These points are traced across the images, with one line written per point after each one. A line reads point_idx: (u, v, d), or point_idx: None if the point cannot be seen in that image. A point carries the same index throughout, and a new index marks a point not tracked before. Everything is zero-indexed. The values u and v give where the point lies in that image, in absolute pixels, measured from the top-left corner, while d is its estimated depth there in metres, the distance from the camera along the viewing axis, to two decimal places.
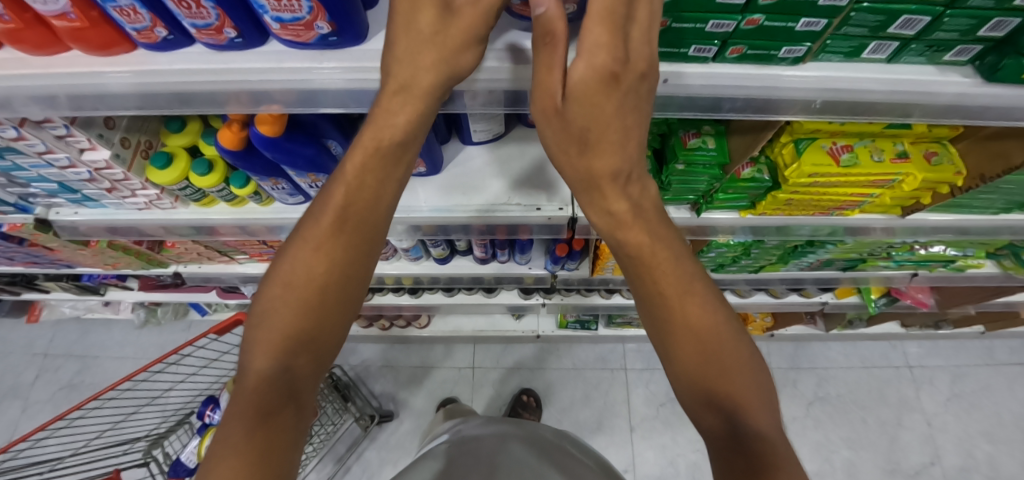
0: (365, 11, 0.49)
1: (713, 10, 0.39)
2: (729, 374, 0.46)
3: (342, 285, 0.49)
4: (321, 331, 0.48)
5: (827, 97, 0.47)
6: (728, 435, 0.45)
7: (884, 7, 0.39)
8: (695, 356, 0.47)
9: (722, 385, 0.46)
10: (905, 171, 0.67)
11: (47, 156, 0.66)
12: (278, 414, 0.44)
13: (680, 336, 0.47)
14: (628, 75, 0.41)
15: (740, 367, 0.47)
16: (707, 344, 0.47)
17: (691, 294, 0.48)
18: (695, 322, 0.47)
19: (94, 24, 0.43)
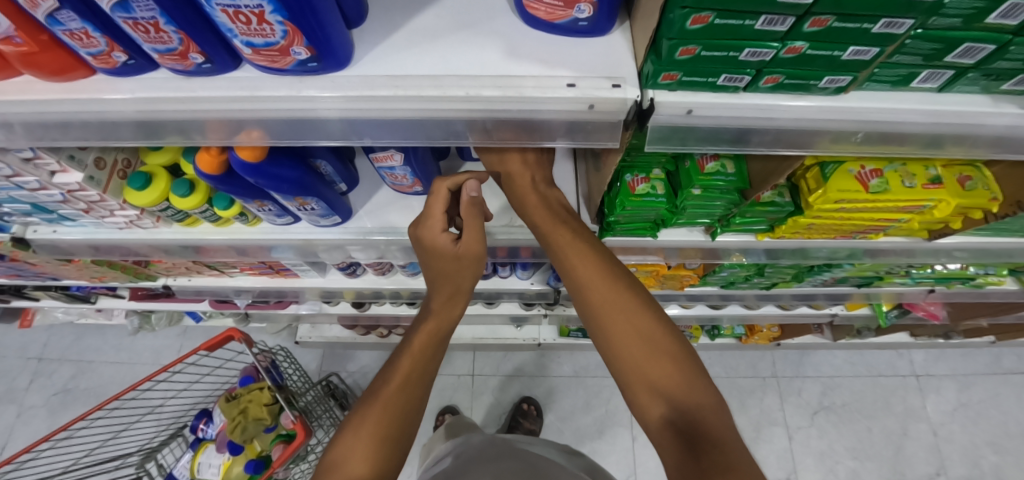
0: (351, 30, 0.44)
1: (748, 37, 0.33)
2: (663, 370, 0.50)
3: (438, 351, 0.61)
4: (408, 404, 0.55)
5: (868, 129, 0.44)
6: (670, 424, 0.47)
7: (943, 35, 0.35)
8: (638, 349, 0.51)
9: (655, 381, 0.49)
10: (937, 197, 0.62)
11: (15, 179, 0.61)
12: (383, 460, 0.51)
13: (612, 338, 0.52)
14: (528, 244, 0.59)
15: (670, 363, 0.50)
16: (640, 340, 0.51)
17: (624, 301, 0.53)
18: (630, 324, 0.52)
19: (46, 48, 0.38)
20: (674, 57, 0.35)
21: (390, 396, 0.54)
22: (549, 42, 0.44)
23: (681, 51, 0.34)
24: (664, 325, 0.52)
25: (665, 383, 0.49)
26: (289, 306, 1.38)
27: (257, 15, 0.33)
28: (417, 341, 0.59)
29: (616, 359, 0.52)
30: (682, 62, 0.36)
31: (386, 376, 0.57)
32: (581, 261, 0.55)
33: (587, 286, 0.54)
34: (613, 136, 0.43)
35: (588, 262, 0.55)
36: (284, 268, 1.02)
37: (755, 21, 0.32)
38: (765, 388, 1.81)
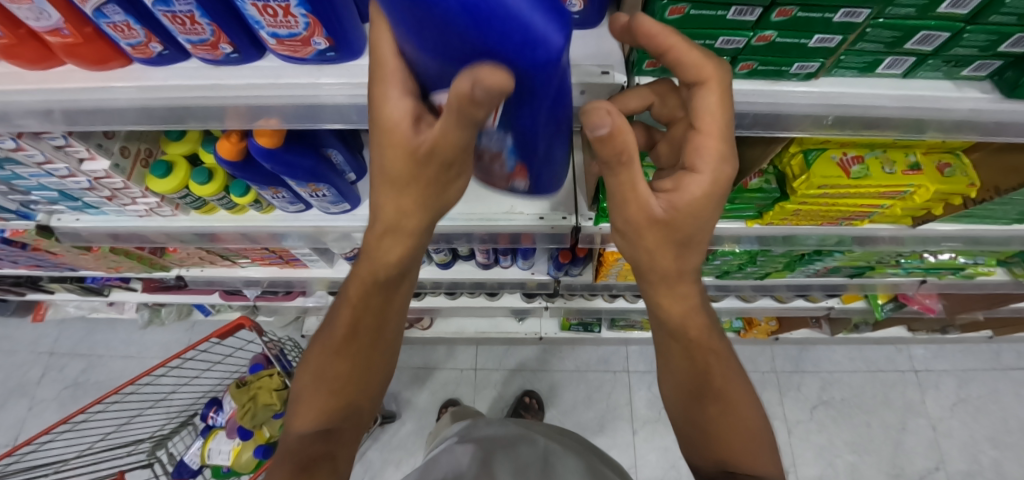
0: (364, 24, 0.48)
1: (722, 27, 0.37)
2: (738, 420, 0.52)
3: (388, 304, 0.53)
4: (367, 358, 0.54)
5: (837, 113, 0.46)
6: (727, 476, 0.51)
7: (902, 23, 0.38)
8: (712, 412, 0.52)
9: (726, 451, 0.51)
10: (916, 182, 0.66)
11: (46, 166, 0.66)
12: (327, 436, 0.52)
13: (692, 388, 0.53)
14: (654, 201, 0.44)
15: (744, 415, 0.52)
16: (716, 393, 0.52)
17: (710, 348, 0.53)
18: (717, 382, 0.53)
19: (88, 40, 0.43)
20: (665, 16, 0.36)
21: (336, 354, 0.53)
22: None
23: (671, 11, 0.36)
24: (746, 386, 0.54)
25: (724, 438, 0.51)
26: (297, 297, 1.42)
27: (284, 9, 0.37)
28: (354, 291, 0.52)
29: (692, 412, 0.53)
30: (674, 21, 0.37)
31: (331, 332, 0.54)
32: (682, 306, 0.52)
33: (684, 333, 0.53)
34: None
35: (689, 308, 0.52)
36: (294, 258, 1.06)
37: (727, 12, 0.36)
38: (764, 382, 1.84)
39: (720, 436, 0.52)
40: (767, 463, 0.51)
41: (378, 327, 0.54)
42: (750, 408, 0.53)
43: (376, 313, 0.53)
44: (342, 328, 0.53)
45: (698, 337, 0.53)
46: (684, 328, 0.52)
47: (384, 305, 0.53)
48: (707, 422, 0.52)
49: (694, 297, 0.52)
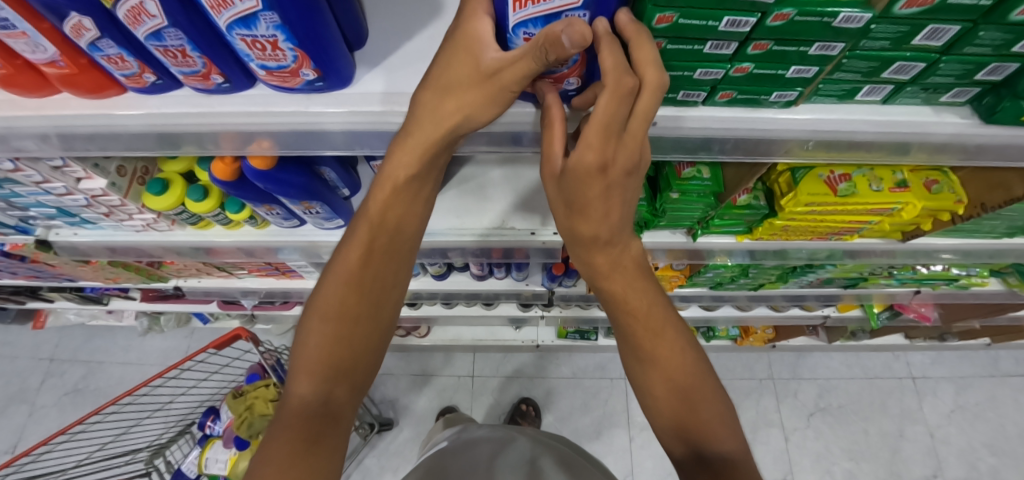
0: (353, 52, 0.49)
1: (701, 59, 0.38)
2: (702, 403, 0.48)
3: (387, 283, 0.52)
4: (363, 345, 0.50)
5: (819, 138, 0.47)
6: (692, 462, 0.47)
7: (878, 54, 0.39)
8: (666, 392, 0.49)
9: (695, 423, 0.48)
10: (903, 200, 0.66)
11: (44, 185, 0.68)
12: (322, 430, 0.45)
13: (651, 371, 0.50)
14: (614, 169, 0.40)
15: (708, 399, 0.49)
16: (678, 375, 0.49)
17: (665, 330, 0.51)
18: (670, 365, 0.50)
19: (84, 70, 0.44)
20: (653, 26, 0.34)
21: (327, 339, 0.49)
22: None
23: (659, 19, 0.33)
24: (708, 370, 0.51)
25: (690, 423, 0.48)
26: (294, 306, 1.43)
27: (272, 43, 0.38)
28: (347, 271, 0.50)
29: (654, 395, 0.50)
30: (663, 31, 0.34)
31: (319, 315, 0.49)
32: (625, 288, 0.50)
33: (632, 317, 0.51)
34: None
35: (638, 290, 0.51)
36: (290, 269, 1.07)
37: (704, 46, 0.36)
38: (761, 390, 1.84)
39: (685, 420, 0.48)
40: (738, 449, 0.47)
41: (375, 308, 0.51)
42: (713, 390, 0.50)
43: (370, 294, 0.51)
44: (334, 308, 0.49)
45: (647, 320, 0.51)
46: (630, 311, 0.51)
47: (388, 278, 0.52)
48: (669, 406, 0.49)
49: (637, 279, 0.51)
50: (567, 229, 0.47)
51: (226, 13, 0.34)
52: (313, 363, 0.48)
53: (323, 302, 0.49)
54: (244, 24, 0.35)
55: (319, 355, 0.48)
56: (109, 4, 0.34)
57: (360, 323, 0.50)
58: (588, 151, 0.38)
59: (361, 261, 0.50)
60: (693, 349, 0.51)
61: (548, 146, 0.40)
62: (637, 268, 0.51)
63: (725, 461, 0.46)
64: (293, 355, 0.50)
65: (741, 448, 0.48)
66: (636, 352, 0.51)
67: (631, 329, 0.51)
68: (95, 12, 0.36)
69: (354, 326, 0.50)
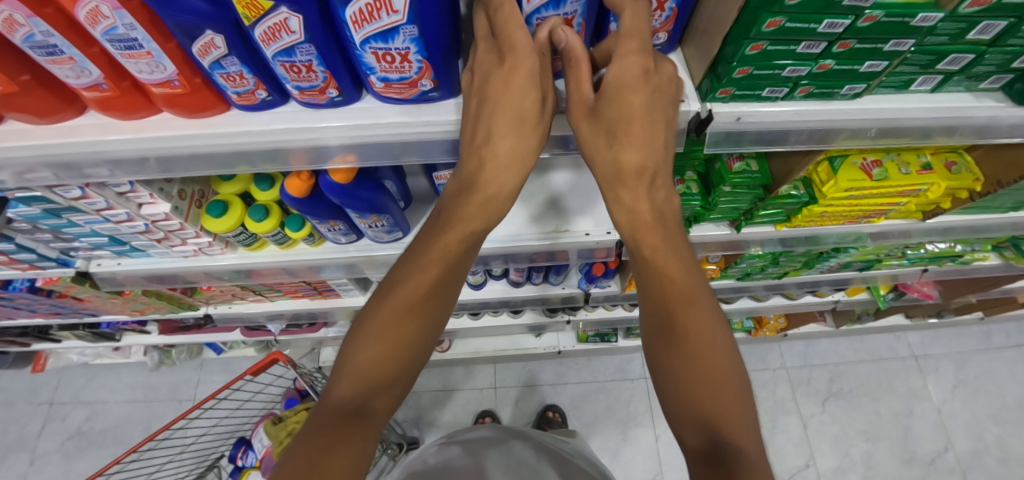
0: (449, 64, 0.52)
1: (791, 58, 0.43)
2: (717, 386, 0.44)
3: (442, 301, 0.51)
4: (409, 362, 0.50)
5: (880, 125, 0.52)
6: (708, 453, 0.41)
7: (936, 48, 0.44)
8: (683, 363, 0.45)
9: (711, 406, 0.43)
10: (930, 181, 0.72)
11: (105, 212, 0.67)
12: (346, 436, 0.44)
13: (666, 337, 0.47)
14: (654, 76, 0.45)
15: (732, 387, 0.44)
16: (699, 351, 0.45)
17: (695, 295, 0.48)
18: (702, 338, 0.46)
19: (194, 90, 0.45)
20: (763, 30, 0.39)
21: (376, 342, 0.48)
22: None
23: (770, 24, 0.38)
24: (736, 357, 0.46)
25: (712, 408, 0.43)
26: (320, 328, 1.42)
27: (402, 56, 0.40)
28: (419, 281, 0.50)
29: (671, 366, 0.46)
30: (769, 34, 0.39)
31: (377, 319, 0.49)
32: (661, 243, 0.50)
33: (664, 274, 0.49)
34: (680, 143, 0.51)
35: (671, 249, 0.50)
36: (328, 288, 1.07)
37: (798, 46, 0.41)
38: (776, 379, 1.89)
39: (702, 403, 0.43)
40: (755, 450, 0.41)
41: (427, 326, 0.51)
42: (738, 379, 0.45)
43: (428, 314, 0.50)
44: (389, 312, 0.49)
45: (684, 286, 0.48)
46: (658, 263, 0.49)
47: (444, 298, 0.51)
48: (683, 385, 0.45)
49: (675, 238, 0.50)
50: (608, 162, 0.48)
51: (367, 27, 0.37)
52: (360, 372, 0.47)
53: (382, 305, 0.50)
54: (382, 37, 0.38)
55: (369, 358, 0.48)
56: (251, 24, 0.36)
57: (411, 334, 0.49)
58: (630, 63, 0.44)
59: (432, 279, 0.50)
60: (725, 329, 0.47)
61: (577, 85, 0.46)
62: (671, 229, 0.51)
63: (734, 452, 0.40)
64: (341, 353, 0.50)
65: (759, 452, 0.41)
66: (663, 313, 0.48)
67: (669, 299, 0.48)
68: (228, 27, 0.38)
69: (402, 337, 0.49)
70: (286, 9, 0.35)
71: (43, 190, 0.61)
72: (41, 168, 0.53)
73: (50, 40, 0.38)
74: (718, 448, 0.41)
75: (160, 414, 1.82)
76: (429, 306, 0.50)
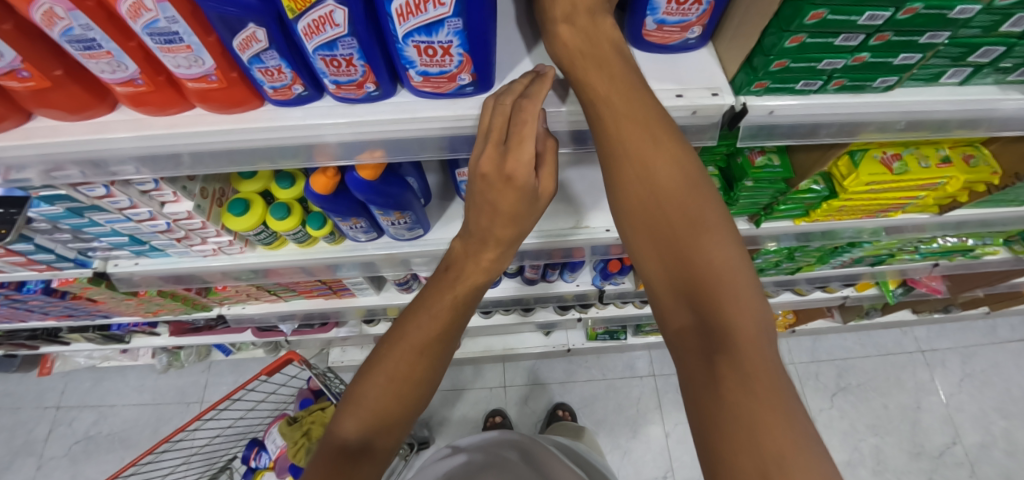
0: None
1: (829, 51, 0.43)
2: (699, 258, 0.36)
3: (455, 332, 0.52)
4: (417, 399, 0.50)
5: (910, 118, 0.53)
6: (694, 332, 0.36)
7: (969, 41, 0.45)
8: (649, 233, 0.39)
9: (689, 269, 0.36)
10: (949, 174, 0.72)
11: (127, 211, 0.67)
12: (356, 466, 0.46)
13: (637, 207, 0.40)
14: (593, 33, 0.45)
15: (714, 241, 0.36)
16: (670, 211, 0.38)
17: (660, 147, 0.40)
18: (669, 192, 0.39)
19: (231, 85, 0.45)
20: (804, 22, 0.39)
21: (386, 375, 0.49)
22: (654, 60, 0.51)
23: (811, 16, 0.38)
24: (722, 213, 0.38)
25: (690, 272, 0.36)
26: (332, 328, 1.42)
27: (444, 49, 0.40)
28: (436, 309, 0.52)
29: (648, 251, 0.39)
30: (810, 26, 0.40)
31: (389, 351, 0.51)
32: (607, 87, 0.43)
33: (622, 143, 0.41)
34: (714, 135, 0.52)
35: (636, 123, 0.41)
36: (343, 287, 1.07)
37: (835, 39, 0.42)
38: None
39: (680, 260, 0.37)
40: (749, 324, 0.34)
41: (436, 358, 0.51)
42: (725, 232, 0.37)
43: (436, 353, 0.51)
44: (397, 347, 0.50)
45: (634, 126, 0.41)
46: (612, 130, 0.42)
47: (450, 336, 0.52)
48: (654, 255, 0.39)
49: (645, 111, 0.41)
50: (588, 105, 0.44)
51: (412, 20, 0.37)
52: (363, 410, 0.48)
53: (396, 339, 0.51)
54: (425, 31, 0.38)
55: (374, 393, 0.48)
56: (294, 17, 0.36)
57: (424, 373, 0.50)
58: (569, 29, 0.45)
59: (445, 312, 0.51)
60: (706, 186, 0.39)
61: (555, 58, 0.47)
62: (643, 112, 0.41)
63: (723, 332, 0.34)
64: (353, 384, 0.51)
65: (754, 324, 0.34)
66: (637, 199, 0.40)
67: (623, 147, 0.41)
68: (271, 20, 0.38)
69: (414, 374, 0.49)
70: (332, 2, 0.35)
71: (67, 189, 0.60)
72: (68, 166, 0.53)
73: (89, 34, 0.38)
74: (703, 323, 0.35)
75: (169, 417, 1.82)
76: (440, 346, 0.51)
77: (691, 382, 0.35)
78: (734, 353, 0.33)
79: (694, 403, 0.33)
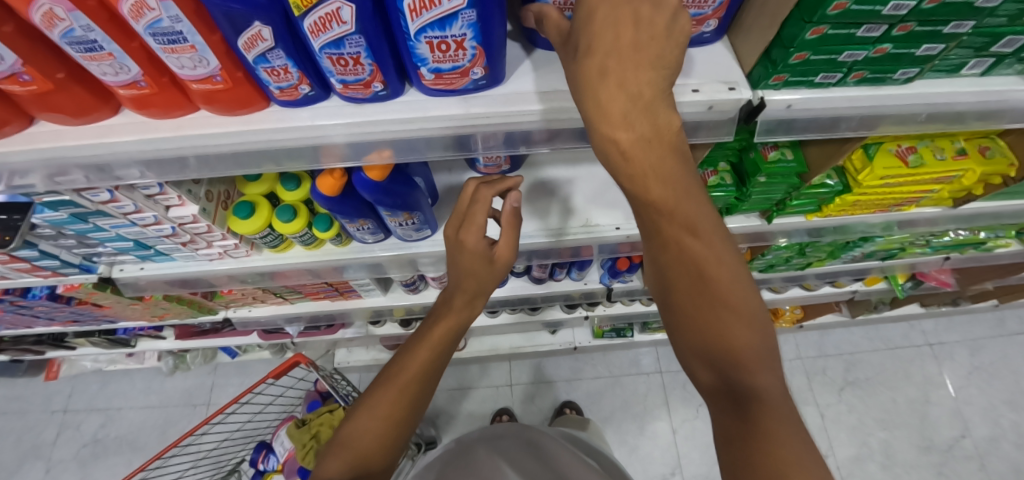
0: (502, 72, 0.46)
1: (851, 43, 0.42)
2: (732, 338, 0.38)
3: (439, 364, 0.65)
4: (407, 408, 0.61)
5: (931, 110, 0.52)
6: (724, 394, 0.38)
7: (994, 30, 0.43)
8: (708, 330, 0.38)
9: (715, 336, 0.38)
10: (965, 166, 0.71)
11: (132, 215, 0.66)
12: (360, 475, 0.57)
13: (684, 294, 0.39)
14: None
15: (740, 311, 0.38)
16: (705, 288, 0.39)
17: (731, 277, 0.39)
18: (731, 303, 0.38)
19: (236, 85, 0.44)
20: (826, 13, 0.38)
21: (395, 391, 0.61)
22: None
23: (834, 7, 0.37)
24: (747, 278, 0.39)
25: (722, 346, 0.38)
26: (338, 330, 1.41)
27: (457, 43, 0.39)
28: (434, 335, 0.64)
29: (686, 324, 0.39)
30: (833, 17, 0.38)
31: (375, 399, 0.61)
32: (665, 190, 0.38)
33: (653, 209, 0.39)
34: (730, 131, 0.50)
35: (666, 179, 0.38)
36: (349, 288, 1.06)
37: (858, 30, 0.41)
38: (792, 370, 1.89)
39: (705, 329, 0.38)
40: (776, 384, 0.37)
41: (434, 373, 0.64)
42: (746, 298, 0.38)
43: (421, 385, 0.62)
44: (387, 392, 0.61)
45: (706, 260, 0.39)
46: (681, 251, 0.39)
47: (433, 374, 0.64)
48: (704, 325, 0.38)
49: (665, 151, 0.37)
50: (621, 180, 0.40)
51: (425, 15, 0.36)
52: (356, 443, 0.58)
53: (402, 367, 0.63)
54: (439, 26, 0.37)
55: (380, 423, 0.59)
56: (301, 14, 0.35)
57: (424, 392, 0.63)
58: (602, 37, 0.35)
59: (428, 349, 0.63)
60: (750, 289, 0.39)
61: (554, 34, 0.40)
62: (671, 150, 0.38)
63: (754, 394, 0.37)
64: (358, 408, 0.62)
65: (781, 387, 0.37)
66: (665, 251, 0.40)
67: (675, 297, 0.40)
68: (278, 18, 0.37)
69: (421, 395, 0.62)
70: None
71: (72, 194, 0.59)
72: (73, 170, 0.52)
73: (91, 35, 0.37)
74: (734, 389, 0.37)
75: (176, 419, 1.82)
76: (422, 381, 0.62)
77: (722, 434, 0.37)
78: (766, 421, 0.34)
79: (725, 440, 0.37)
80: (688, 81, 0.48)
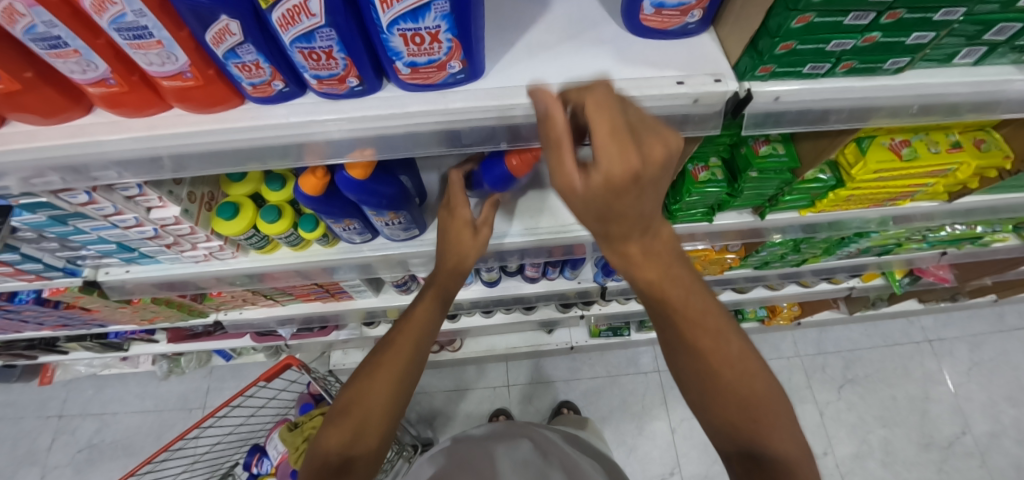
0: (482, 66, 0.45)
1: (839, 31, 0.41)
2: (740, 385, 0.48)
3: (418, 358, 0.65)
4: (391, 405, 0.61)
5: (923, 101, 0.51)
6: (751, 458, 0.48)
7: (985, 17, 0.42)
8: (733, 406, 0.48)
9: (733, 404, 0.48)
10: (960, 159, 0.70)
11: (113, 217, 0.65)
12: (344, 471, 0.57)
13: (700, 373, 0.49)
14: None
15: (750, 377, 0.48)
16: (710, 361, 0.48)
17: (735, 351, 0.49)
18: (740, 372, 0.48)
19: (208, 82, 0.43)
20: (812, 1, 0.37)
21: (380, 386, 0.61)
22: (653, 46, 0.49)
23: None
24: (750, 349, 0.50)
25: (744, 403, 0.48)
26: (332, 332, 1.40)
27: (432, 35, 0.38)
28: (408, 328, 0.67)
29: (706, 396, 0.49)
30: (819, 4, 0.37)
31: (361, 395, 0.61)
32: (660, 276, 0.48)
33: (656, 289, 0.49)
34: (717, 124, 0.49)
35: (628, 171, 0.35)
36: (341, 290, 1.05)
37: (845, 18, 0.40)
38: (791, 368, 1.88)
39: (727, 401, 0.48)
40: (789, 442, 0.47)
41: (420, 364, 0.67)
42: (751, 366, 0.49)
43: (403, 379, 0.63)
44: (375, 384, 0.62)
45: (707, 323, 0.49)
46: (692, 334, 0.49)
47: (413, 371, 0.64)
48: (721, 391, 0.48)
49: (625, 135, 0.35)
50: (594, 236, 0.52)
51: (397, 6, 0.35)
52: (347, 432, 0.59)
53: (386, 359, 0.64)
54: (411, 17, 0.36)
55: (381, 399, 0.61)
56: (268, 7, 0.34)
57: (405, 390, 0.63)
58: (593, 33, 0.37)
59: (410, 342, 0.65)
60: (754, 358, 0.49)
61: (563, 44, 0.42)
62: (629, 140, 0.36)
63: (775, 457, 0.46)
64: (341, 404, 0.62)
65: (794, 441, 0.47)
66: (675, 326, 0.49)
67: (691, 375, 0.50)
68: (245, 12, 0.36)
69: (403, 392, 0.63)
70: None
71: (49, 196, 0.58)
72: (48, 172, 0.51)
73: (54, 31, 0.36)
74: (756, 448, 0.47)
75: (172, 423, 1.81)
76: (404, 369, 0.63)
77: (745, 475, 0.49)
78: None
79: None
80: (673, 73, 0.47)
